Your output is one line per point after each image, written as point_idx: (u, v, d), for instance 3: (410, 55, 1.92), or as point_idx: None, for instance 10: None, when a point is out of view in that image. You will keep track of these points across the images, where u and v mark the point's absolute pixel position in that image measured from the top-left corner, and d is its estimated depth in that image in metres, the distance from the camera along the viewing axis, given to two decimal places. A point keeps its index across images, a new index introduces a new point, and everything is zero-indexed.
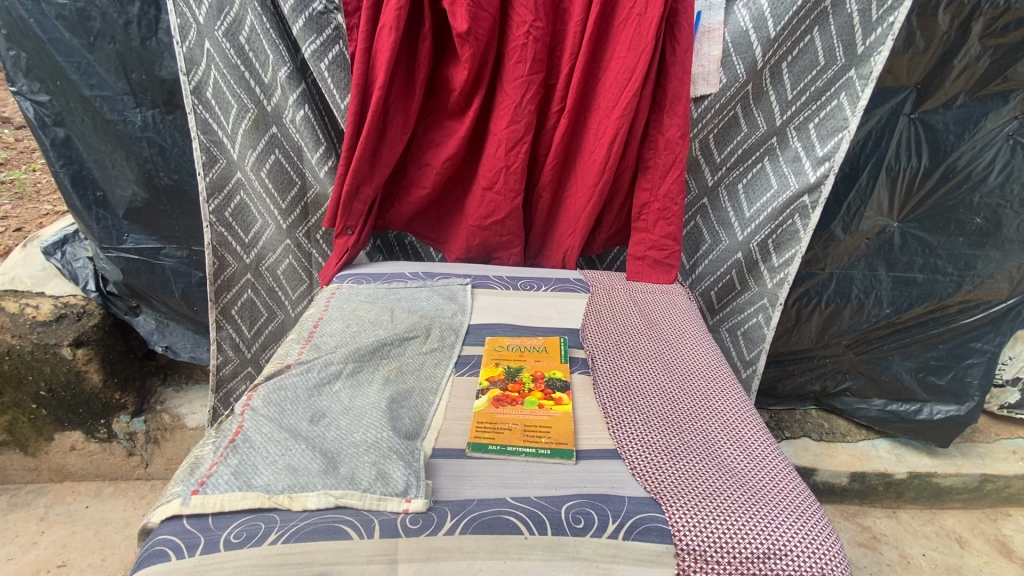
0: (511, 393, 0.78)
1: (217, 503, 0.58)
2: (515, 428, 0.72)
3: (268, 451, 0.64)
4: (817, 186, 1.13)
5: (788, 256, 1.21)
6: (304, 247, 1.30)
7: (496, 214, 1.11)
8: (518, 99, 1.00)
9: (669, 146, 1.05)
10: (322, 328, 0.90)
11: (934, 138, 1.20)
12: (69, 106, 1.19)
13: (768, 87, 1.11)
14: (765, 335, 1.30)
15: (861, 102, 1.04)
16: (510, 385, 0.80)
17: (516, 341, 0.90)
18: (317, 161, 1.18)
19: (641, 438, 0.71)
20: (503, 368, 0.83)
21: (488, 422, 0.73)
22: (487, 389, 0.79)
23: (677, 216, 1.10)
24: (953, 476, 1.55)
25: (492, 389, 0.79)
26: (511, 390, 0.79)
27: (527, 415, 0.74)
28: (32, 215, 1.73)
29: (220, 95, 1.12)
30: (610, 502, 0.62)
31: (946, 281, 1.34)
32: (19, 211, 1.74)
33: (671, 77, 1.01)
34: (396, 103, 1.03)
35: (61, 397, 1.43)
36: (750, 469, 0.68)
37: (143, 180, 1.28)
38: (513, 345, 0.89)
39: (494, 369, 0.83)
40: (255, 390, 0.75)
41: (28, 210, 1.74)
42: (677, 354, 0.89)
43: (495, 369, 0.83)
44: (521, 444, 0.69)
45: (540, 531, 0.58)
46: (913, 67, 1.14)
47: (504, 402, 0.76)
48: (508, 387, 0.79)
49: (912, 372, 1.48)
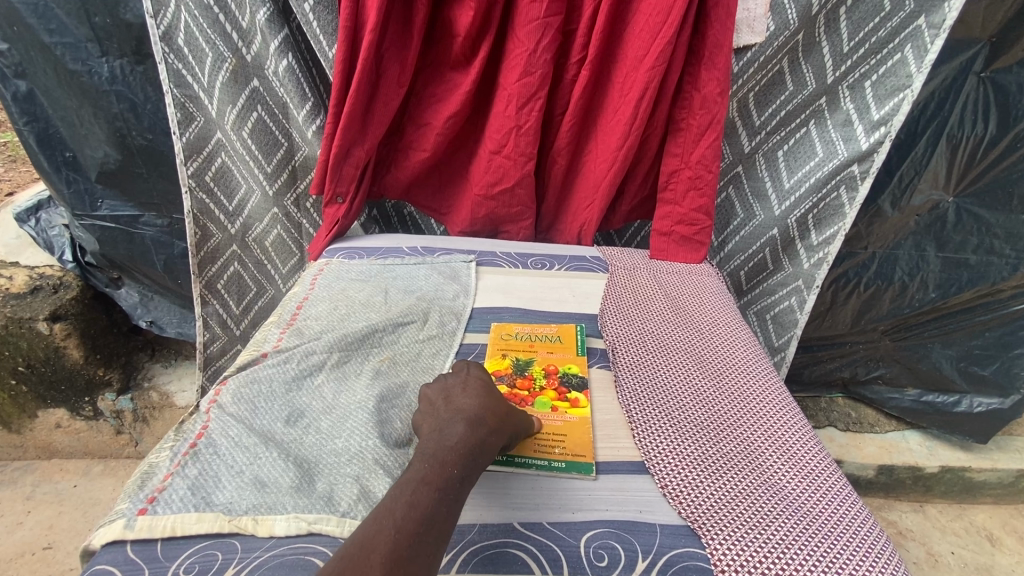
0: (521, 392, 0.67)
1: (168, 526, 0.48)
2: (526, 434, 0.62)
3: (234, 459, 0.55)
4: (870, 154, 0.99)
5: (830, 234, 1.08)
6: (293, 216, 1.19)
7: (505, 182, 0.98)
8: (531, 46, 0.86)
9: (706, 105, 0.91)
10: (307, 310, 0.79)
11: (1004, 100, 1.05)
12: (29, 55, 1.07)
13: (820, 37, 0.96)
14: (798, 321, 1.18)
15: (930, 56, 0.89)
16: (518, 380, 0.69)
17: (525, 329, 0.79)
18: (304, 118, 1.05)
19: (673, 449, 0.61)
20: (511, 360, 0.72)
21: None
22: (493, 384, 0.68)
23: (710, 187, 0.96)
24: (987, 471, 1.45)
25: (498, 385, 0.67)
26: (520, 388, 0.68)
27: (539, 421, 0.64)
28: (24, 177, 1.61)
29: (193, 41, 0.99)
30: (638, 533, 0.52)
31: (1001, 264, 1.20)
32: (8, 173, 1.63)
33: (712, 21, 0.86)
34: (391, 51, 0.90)
35: (40, 373, 1.34)
36: (801, 488, 0.58)
37: (115, 140, 1.17)
38: (522, 333, 0.77)
39: (499, 363, 0.71)
40: (224, 383, 0.65)
41: (19, 172, 1.63)
42: (707, 343, 0.79)
43: (501, 361, 0.71)
44: (530, 457, 0.59)
45: (554, 569, 0.48)
46: (989, 17, 0.99)
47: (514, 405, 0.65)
48: (517, 384, 0.68)
49: (952, 362, 1.36)
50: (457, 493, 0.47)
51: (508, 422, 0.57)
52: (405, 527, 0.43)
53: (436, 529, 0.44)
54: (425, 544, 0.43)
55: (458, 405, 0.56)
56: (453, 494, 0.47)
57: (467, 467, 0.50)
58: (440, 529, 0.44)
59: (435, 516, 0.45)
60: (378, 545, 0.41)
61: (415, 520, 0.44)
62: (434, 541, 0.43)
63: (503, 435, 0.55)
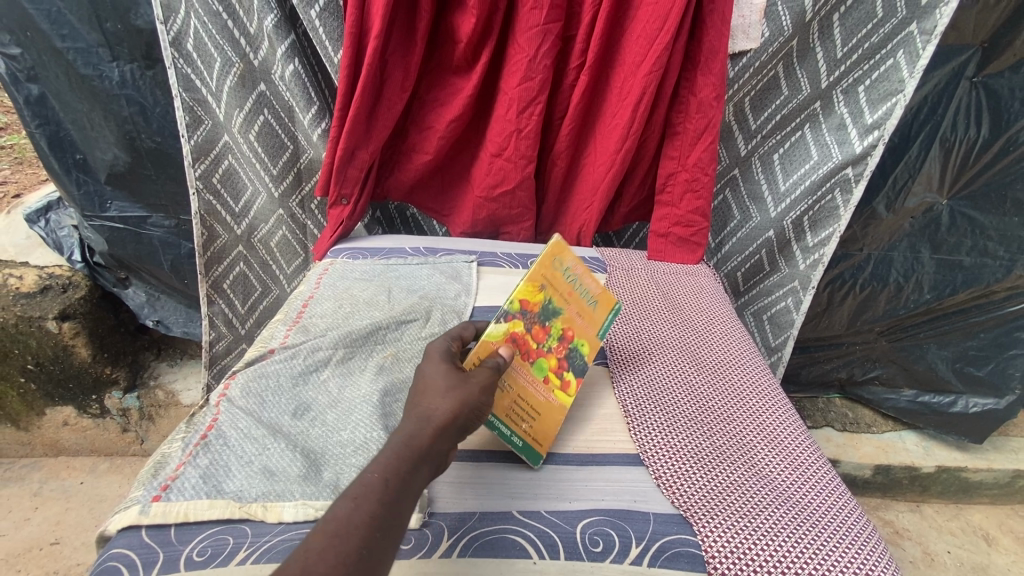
0: (529, 341, 0.64)
1: (181, 512, 0.51)
2: (509, 391, 0.62)
3: (243, 450, 0.57)
4: (864, 157, 1.01)
5: (825, 235, 1.10)
6: (298, 217, 1.21)
7: (505, 184, 1.00)
8: (532, 52, 0.88)
9: (702, 109, 0.93)
10: (312, 308, 0.81)
11: (996, 105, 1.07)
12: (42, 59, 1.09)
13: (814, 42, 0.98)
14: (794, 321, 1.20)
15: (922, 61, 0.90)
16: (535, 326, 0.64)
17: (580, 267, 0.68)
18: (310, 122, 1.08)
19: (667, 442, 0.63)
20: (544, 299, 0.64)
21: (485, 356, 0.59)
22: (514, 316, 0.62)
23: (706, 189, 0.98)
24: (983, 471, 1.47)
25: (516, 320, 0.62)
26: (532, 337, 0.64)
27: (526, 384, 0.63)
28: (29, 180, 1.64)
29: (202, 46, 1.01)
30: (632, 521, 0.54)
31: (995, 266, 1.22)
32: (17, 175, 1.65)
33: (708, 28, 0.88)
34: (394, 56, 0.92)
35: (49, 371, 1.36)
36: (791, 480, 0.60)
37: (124, 143, 1.19)
38: (573, 271, 0.67)
39: (533, 294, 0.64)
40: (233, 377, 0.67)
41: (26, 175, 1.66)
42: (702, 340, 0.81)
43: (535, 293, 0.64)
44: (499, 419, 0.60)
45: (551, 554, 0.51)
46: (981, 23, 1.01)
47: (517, 351, 0.62)
48: (532, 330, 0.64)
49: (947, 362, 1.38)
50: (381, 493, 0.42)
51: (454, 402, 0.51)
52: (316, 541, 0.38)
53: (358, 534, 0.39)
54: (340, 554, 0.37)
55: (410, 402, 0.51)
56: (377, 497, 0.41)
57: (393, 462, 0.44)
58: (361, 537, 0.39)
59: (351, 523, 0.39)
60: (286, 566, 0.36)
61: (325, 534, 0.38)
62: (351, 552, 0.38)
63: (447, 416, 0.49)
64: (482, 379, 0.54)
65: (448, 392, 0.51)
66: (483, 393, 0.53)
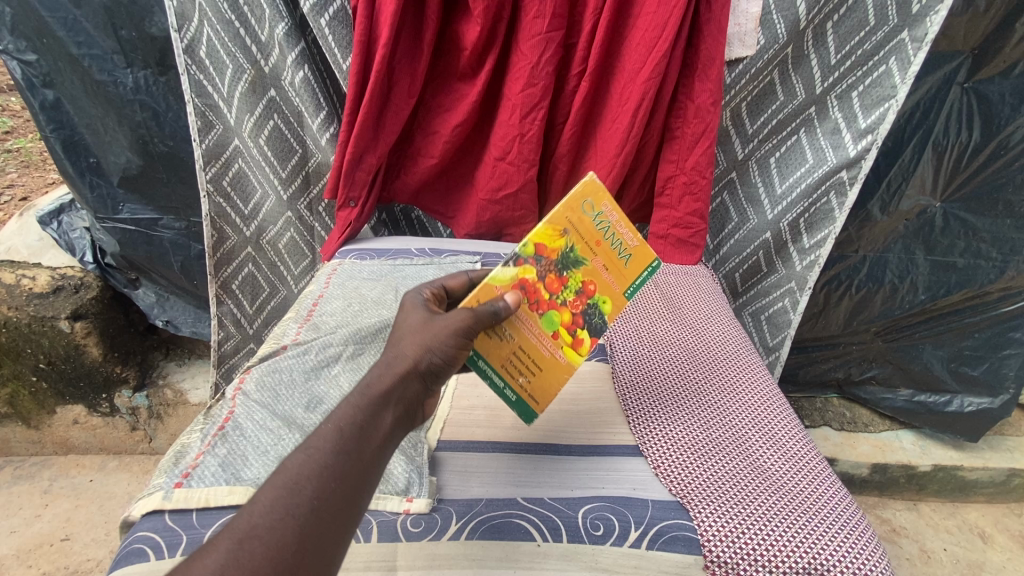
0: (542, 290, 0.63)
1: (202, 497, 0.53)
2: (511, 344, 0.62)
3: (259, 440, 0.60)
4: (857, 161, 1.04)
5: (821, 236, 1.13)
6: (305, 219, 1.24)
7: (509, 186, 1.02)
8: (534, 59, 0.91)
9: (699, 114, 0.96)
10: (322, 307, 0.84)
11: (987, 110, 1.10)
12: (58, 66, 1.12)
13: (809, 49, 1.01)
14: (791, 321, 1.23)
15: (913, 68, 0.93)
16: (552, 275, 0.63)
17: (614, 214, 0.65)
18: (318, 127, 1.11)
19: (666, 434, 0.66)
20: (565, 245, 0.63)
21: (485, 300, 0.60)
22: (528, 262, 0.63)
23: (704, 192, 1.01)
24: (979, 470, 1.49)
25: (529, 267, 0.63)
26: (547, 287, 0.63)
27: (531, 338, 0.63)
28: (38, 183, 1.67)
29: (215, 54, 1.04)
30: (632, 507, 0.57)
31: (988, 267, 1.24)
32: (28, 179, 1.69)
33: (705, 37, 0.91)
34: (401, 63, 0.95)
35: (61, 370, 1.39)
36: (784, 470, 0.63)
37: (136, 147, 1.22)
38: (604, 219, 0.65)
39: (552, 238, 0.63)
40: (248, 372, 0.69)
41: (36, 178, 1.69)
42: (700, 337, 0.84)
43: (557, 238, 0.63)
44: (495, 371, 0.62)
45: (554, 537, 0.53)
46: (972, 30, 1.04)
47: (525, 299, 0.62)
48: (547, 278, 0.63)
49: (943, 362, 1.40)
50: (335, 445, 0.43)
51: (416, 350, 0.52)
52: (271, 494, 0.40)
53: (310, 483, 0.41)
54: (291, 503, 0.39)
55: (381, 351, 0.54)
56: (331, 448, 0.43)
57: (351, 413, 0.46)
58: (312, 488, 0.41)
59: (303, 474, 0.41)
60: (238, 520, 0.38)
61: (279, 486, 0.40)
62: (301, 500, 0.40)
63: (407, 365, 0.51)
64: (449, 325, 0.55)
65: (413, 338, 0.53)
66: (448, 337, 0.54)
